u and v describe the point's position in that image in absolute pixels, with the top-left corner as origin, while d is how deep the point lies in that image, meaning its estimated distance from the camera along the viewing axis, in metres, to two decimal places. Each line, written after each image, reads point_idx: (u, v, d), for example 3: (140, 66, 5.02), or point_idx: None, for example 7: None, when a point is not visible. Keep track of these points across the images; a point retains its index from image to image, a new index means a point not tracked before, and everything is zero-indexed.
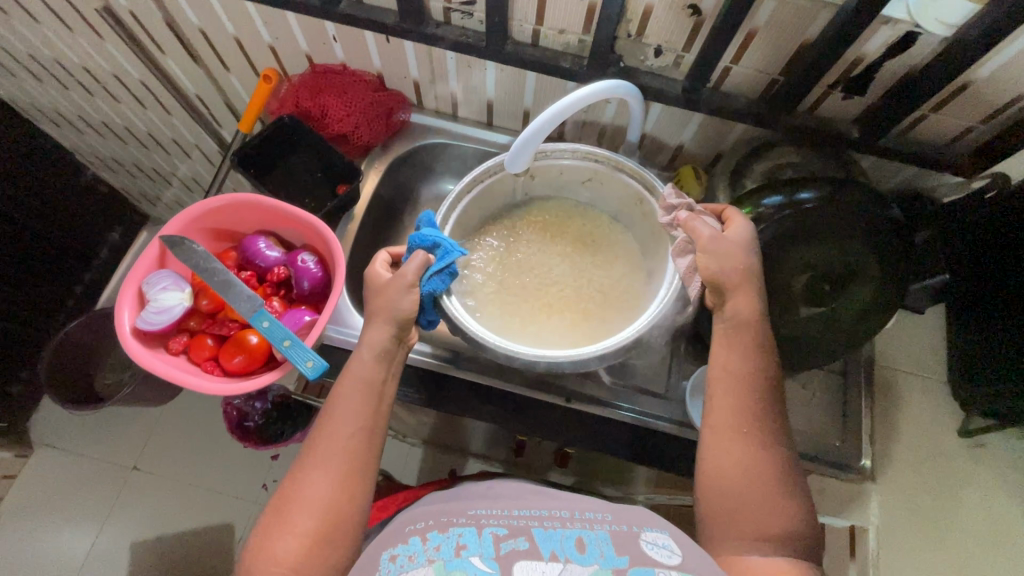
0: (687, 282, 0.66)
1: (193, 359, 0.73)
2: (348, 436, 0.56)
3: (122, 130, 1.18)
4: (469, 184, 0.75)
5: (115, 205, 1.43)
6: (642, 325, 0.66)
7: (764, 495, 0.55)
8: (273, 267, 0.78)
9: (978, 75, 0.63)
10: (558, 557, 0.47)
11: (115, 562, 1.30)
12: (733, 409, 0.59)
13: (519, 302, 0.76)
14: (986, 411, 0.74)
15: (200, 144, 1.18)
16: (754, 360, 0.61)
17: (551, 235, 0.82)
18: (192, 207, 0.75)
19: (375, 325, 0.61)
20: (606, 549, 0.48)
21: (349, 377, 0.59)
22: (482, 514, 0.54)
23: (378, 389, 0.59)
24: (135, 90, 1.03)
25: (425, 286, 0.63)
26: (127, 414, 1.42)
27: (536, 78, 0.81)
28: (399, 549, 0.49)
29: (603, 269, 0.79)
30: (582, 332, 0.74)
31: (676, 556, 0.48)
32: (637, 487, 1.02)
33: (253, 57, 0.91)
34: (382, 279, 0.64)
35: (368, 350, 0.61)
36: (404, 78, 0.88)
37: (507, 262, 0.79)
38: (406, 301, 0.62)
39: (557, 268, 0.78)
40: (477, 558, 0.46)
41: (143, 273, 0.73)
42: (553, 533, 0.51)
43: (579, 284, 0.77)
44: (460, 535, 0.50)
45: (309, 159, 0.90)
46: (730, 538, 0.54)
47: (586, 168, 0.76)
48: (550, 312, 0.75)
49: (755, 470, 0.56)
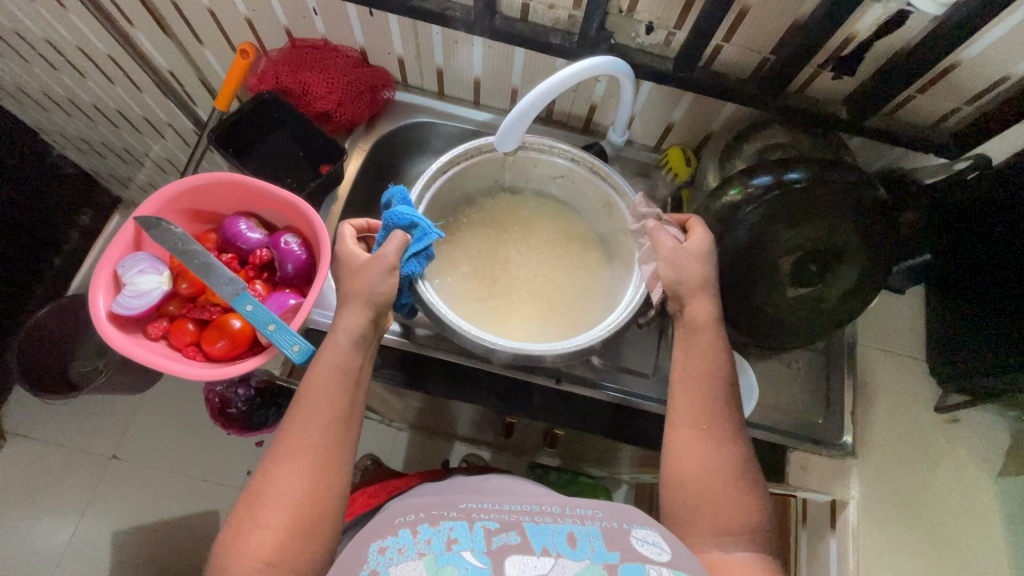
0: (650, 288, 0.67)
1: (173, 344, 0.71)
2: (322, 425, 0.55)
3: (88, 107, 1.12)
4: (444, 164, 0.73)
5: (84, 187, 1.37)
6: (611, 324, 0.67)
7: (728, 491, 0.57)
8: (255, 249, 0.76)
9: (964, 56, 0.63)
10: (549, 552, 0.48)
11: (95, 551, 1.28)
12: (698, 407, 0.61)
13: (503, 295, 0.74)
14: (964, 386, 0.75)
15: (173, 122, 1.13)
16: (715, 357, 0.63)
17: (528, 232, 0.80)
18: (168, 187, 0.71)
19: (352, 308, 0.60)
20: (597, 544, 0.49)
21: (322, 363, 0.58)
22: (473, 508, 0.54)
23: (352, 376, 0.58)
24: (101, 65, 0.98)
25: (402, 268, 0.63)
26: (105, 402, 1.39)
27: (524, 55, 0.79)
28: (389, 541, 0.49)
29: (571, 267, 0.78)
30: (553, 324, 0.73)
31: (665, 553, 0.49)
32: (624, 466, 1.04)
33: (229, 31, 0.87)
34: (357, 259, 0.62)
35: (342, 334, 0.59)
36: (389, 54, 0.86)
37: (479, 261, 0.76)
38: (384, 284, 0.60)
39: (527, 263, 0.77)
40: (469, 553, 0.47)
41: (118, 256, 0.69)
42: (544, 527, 0.51)
43: (541, 278, 0.76)
44: (451, 529, 0.50)
45: (289, 138, 0.87)
46: (698, 535, 0.56)
47: (564, 166, 0.76)
48: (533, 303, 0.74)
49: (722, 469, 0.58)
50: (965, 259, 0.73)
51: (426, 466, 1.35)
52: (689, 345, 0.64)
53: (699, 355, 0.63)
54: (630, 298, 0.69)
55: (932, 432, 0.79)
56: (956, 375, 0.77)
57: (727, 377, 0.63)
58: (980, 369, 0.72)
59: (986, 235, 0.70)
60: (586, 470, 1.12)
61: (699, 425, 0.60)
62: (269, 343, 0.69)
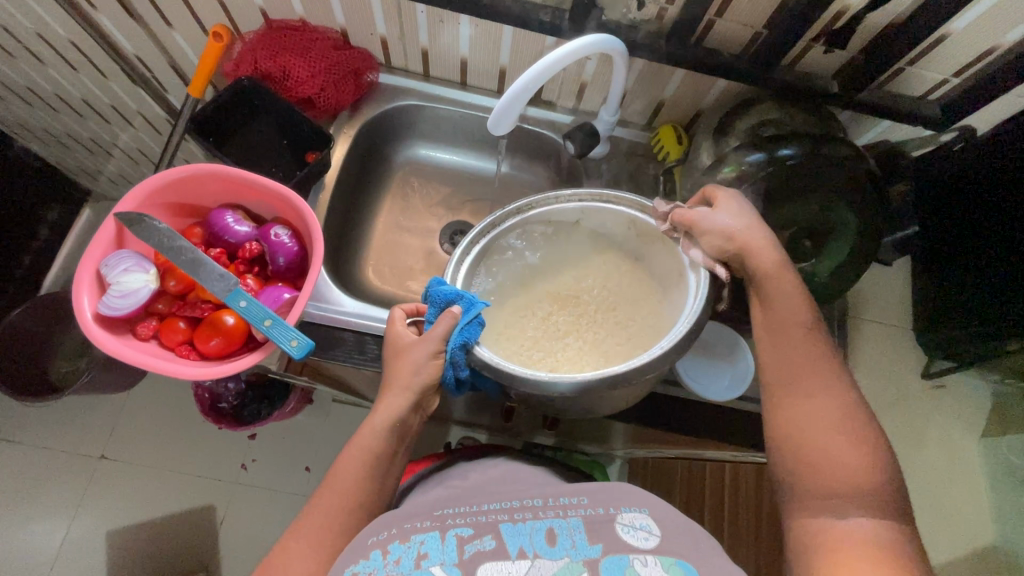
0: (713, 267, 0.61)
1: (165, 343, 0.68)
2: (343, 511, 0.58)
3: (50, 97, 1.05)
4: (465, 248, 0.68)
5: (49, 181, 1.31)
6: (690, 317, 0.60)
7: (826, 446, 0.53)
8: (244, 243, 0.73)
9: (954, 29, 0.64)
10: (525, 554, 0.51)
11: (90, 552, 1.26)
12: (779, 362, 0.58)
13: (550, 334, 0.66)
14: (949, 354, 0.77)
15: (143, 110, 1.08)
16: (799, 305, 0.59)
17: (552, 269, 0.71)
18: (149, 180, 0.69)
19: (392, 394, 0.61)
20: (577, 538, 0.52)
21: (355, 448, 0.60)
22: (448, 515, 0.58)
23: (382, 464, 0.60)
24: (63, 52, 0.93)
25: (457, 338, 0.60)
26: (89, 402, 1.36)
27: (512, 33, 0.77)
28: (360, 566, 0.51)
29: (614, 290, 0.69)
30: (611, 341, 0.65)
31: (653, 538, 0.52)
32: (617, 442, 1.05)
33: (201, 13, 0.83)
34: (403, 339, 0.63)
35: (379, 419, 0.61)
36: (371, 35, 0.83)
37: (519, 321, 0.67)
38: (427, 369, 0.61)
39: (566, 305, 0.68)
40: (438, 568, 0.51)
41: (99, 255, 0.67)
42: (521, 526, 0.54)
43: (582, 301, 0.69)
44: (421, 543, 0.53)
45: (271, 128, 0.84)
46: (799, 503, 0.52)
47: (574, 211, 0.71)
48: (587, 335, 0.66)
49: (829, 429, 0.53)
50: (933, 226, 0.77)
51: (422, 451, 1.36)
52: (770, 301, 0.60)
53: (772, 312, 0.60)
54: (696, 289, 0.62)
55: (919, 398, 0.82)
56: (937, 344, 0.78)
57: (786, 329, 0.59)
58: (977, 331, 0.72)
59: (972, 207, 0.71)
60: (580, 448, 1.13)
61: (784, 384, 0.57)
62: (266, 339, 0.67)
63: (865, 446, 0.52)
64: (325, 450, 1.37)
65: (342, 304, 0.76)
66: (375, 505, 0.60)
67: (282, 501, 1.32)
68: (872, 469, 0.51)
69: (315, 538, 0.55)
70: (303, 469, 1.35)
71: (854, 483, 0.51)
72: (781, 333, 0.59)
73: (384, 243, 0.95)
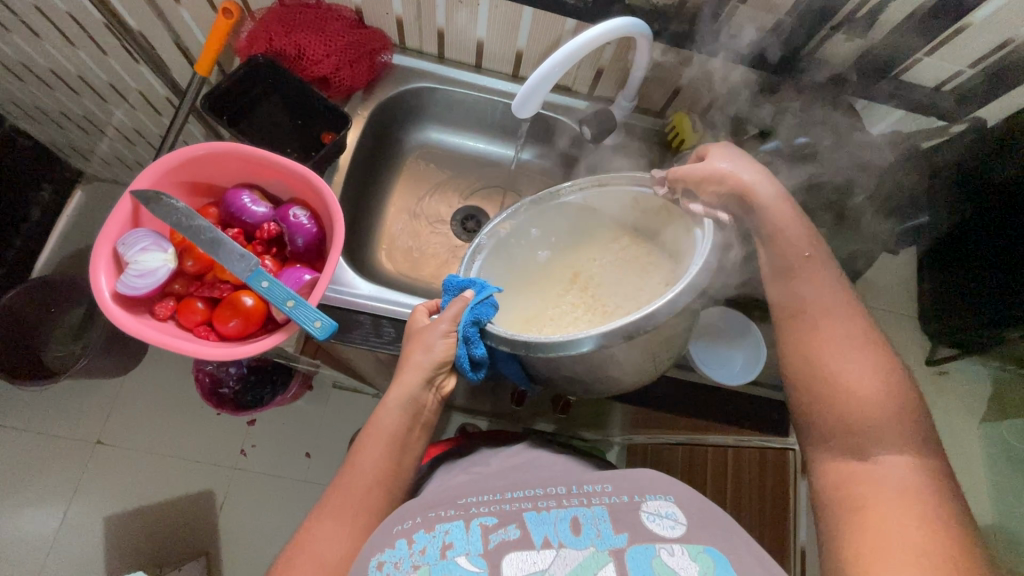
0: (714, 214, 0.62)
1: (184, 325, 0.68)
2: (364, 491, 0.58)
3: (46, 73, 1.02)
4: (483, 240, 0.68)
5: (41, 161, 1.27)
6: (700, 260, 0.59)
7: (859, 409, 0.53)
8: (261, 223, 0.72)
9: (976, 19, 0.64)
10: (551, 543, 0.52)
11: (87, 537, 1.26)
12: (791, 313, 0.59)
13: (560, 314, 0.68)
14: (955, 340, 0.78)
15: (143, 88, 1.06)
16: (799, 233, 0.60)
17: (559, 256, 0.72)
18: (158, 160, 0.67)
19: (409, 370, 0.61)
20: (603, 528, 0.53)
21: (379, 434, 0.61)
22: (471, 503, 0.58)
23: (403, 445, 0.61)
24: (62, 26, 0.90)
25: (471, 312, 0.60)
26: (84, 387, 1.34)
27: (532, 15, 0.76)
28: (386, 554, 0.53)
29: (621, 270, 0.70)
30: (621, 312, 0.66)
31: (678, 527, 0.53)
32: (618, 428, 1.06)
33: None
34: (421, 324, 0.65)
35: (393, 399, 0.61)
36: (387, 14, 0.82)
37: (532, 305, 0.70)
38: (439, 346, 0.62)
39: (574, 289, 0.70)
40: (464, 558, 0.52)
41: (116, 234, 0.65)
42: (546, 516, 0.55)
43: (590, 284, 0.70)
44: (446, 532, 0.54)
45: (281, 106, 0.83)
46: (831, 455, 0.53)
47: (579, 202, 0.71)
48: (595, 312, 0.67)
49: (862, 386, 0.53)
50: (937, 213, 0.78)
51: None
52: (772, 239, 0.61)
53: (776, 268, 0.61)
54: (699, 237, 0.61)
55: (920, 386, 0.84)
56: (945, 331, 0.80)
57: (799, 284, 0.59)
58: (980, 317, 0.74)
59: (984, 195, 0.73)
60: (580, 434, 1.13)
61: (791, 319, 0.59)
62: (286, 320, 0.67)
63: (903, 409, 0.52)
64: (325, 436, 1.37)
65: (357, 286, 0.76)
66: (401, 482, 0.61)
67: (282, 486, 1.33)
68: (908, 436, 0.51)
69: (340, 521, 0.56)
70: (303, 455, 1.35)
71: (886, 450, 0.51)
72: (782, 287, 0.60)
73: (393, 226, 0.95)
